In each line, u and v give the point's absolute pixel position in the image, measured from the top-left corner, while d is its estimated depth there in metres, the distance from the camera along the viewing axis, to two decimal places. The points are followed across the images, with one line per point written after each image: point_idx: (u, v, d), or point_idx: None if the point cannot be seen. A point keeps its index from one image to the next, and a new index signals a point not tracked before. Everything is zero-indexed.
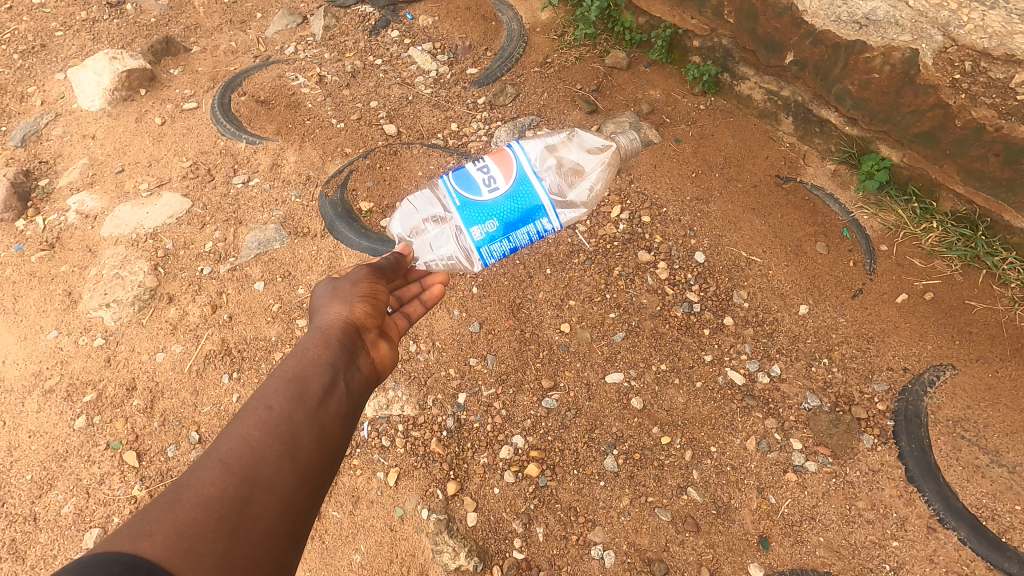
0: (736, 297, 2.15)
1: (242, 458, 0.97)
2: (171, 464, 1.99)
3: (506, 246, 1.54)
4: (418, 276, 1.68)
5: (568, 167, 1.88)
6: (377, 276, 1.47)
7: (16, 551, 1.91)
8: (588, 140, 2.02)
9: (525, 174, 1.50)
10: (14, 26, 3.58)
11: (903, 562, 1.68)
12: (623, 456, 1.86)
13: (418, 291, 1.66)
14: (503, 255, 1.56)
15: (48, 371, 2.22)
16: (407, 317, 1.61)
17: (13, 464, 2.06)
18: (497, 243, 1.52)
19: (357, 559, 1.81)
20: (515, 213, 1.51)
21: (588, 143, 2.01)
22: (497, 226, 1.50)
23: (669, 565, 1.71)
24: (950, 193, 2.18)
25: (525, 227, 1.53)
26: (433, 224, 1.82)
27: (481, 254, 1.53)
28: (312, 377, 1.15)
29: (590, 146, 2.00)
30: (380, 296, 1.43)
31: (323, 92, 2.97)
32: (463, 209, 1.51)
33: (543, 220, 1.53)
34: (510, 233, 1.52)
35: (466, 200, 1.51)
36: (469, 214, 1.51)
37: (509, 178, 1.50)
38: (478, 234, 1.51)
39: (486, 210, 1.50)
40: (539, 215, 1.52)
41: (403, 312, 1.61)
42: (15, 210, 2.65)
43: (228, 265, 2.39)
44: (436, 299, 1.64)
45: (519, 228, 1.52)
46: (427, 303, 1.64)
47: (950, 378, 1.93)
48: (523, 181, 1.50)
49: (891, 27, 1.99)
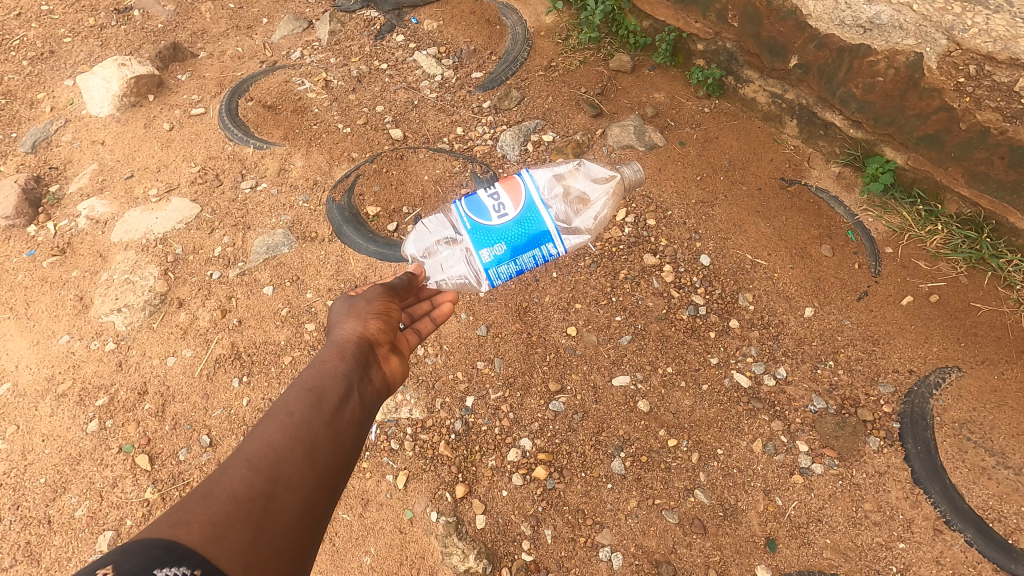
0: (741, 300, 2.16)
1: (266, 458, 0.99)
2: (182, 467, 2.01)
3: (512, 269, 1.55)
4: (428, 295, 1.71)
5: (573, 198, 1.89)
6: (390, 294, 1.51)
7: (31, 553, 1.93)
8: (596, 168, 2.01)
9: (533, 202, 1.52)
10: (23, 33, 3.62)
11: (910, 564, 1.68)
12: (630, 459, 1.88)
13: (428, 308, 1.69)
14: (510, 277, 1.57)
15: (60, 375, 2.24)
16: (417, 333, 1.63)
17: (27, 468, 2.08)
18: (504, 265, 1.54)
19: (367, 561, 1.82)
20: (522, 238, 1.52)
21: (594, 172, 2.00)
22: (505, 250, 1.52)
23: (676, 566, 1.72)
24: (955, 195, 2.18)
25: (531, 251, 1.54)
26: (445, 245, 1.83)
27: (488, 276, 1.54)
28: (329, 387, 1.17)
29: (597, 175, 1.99)
30: (393, 312, 1.46)
31: (329, 97, 2.99)
32: (473, 232, 1.53)
33: (549, 245, 1.54)
34: (517, 257, 1.53)
35: (475, 223, 1.52)
36: (479, 237, 1.53)
37: (518, 207, 1.52)
38: (486, 257, 1.52)
39: (495, 233, 1.52)
40: (546, 240, 1.53)
41: (412, 328, 1.64)
42: (27, 216, 2.68)
43: (237, 269, 2.41)
44: (446, 317, 1.68)
45: (525, 252, 1.54)
46: (437, 321, 1.67)
47: (955, 380, 1.94)
48: (530, 208, 1.52)
49: (896, 31, 2.02)
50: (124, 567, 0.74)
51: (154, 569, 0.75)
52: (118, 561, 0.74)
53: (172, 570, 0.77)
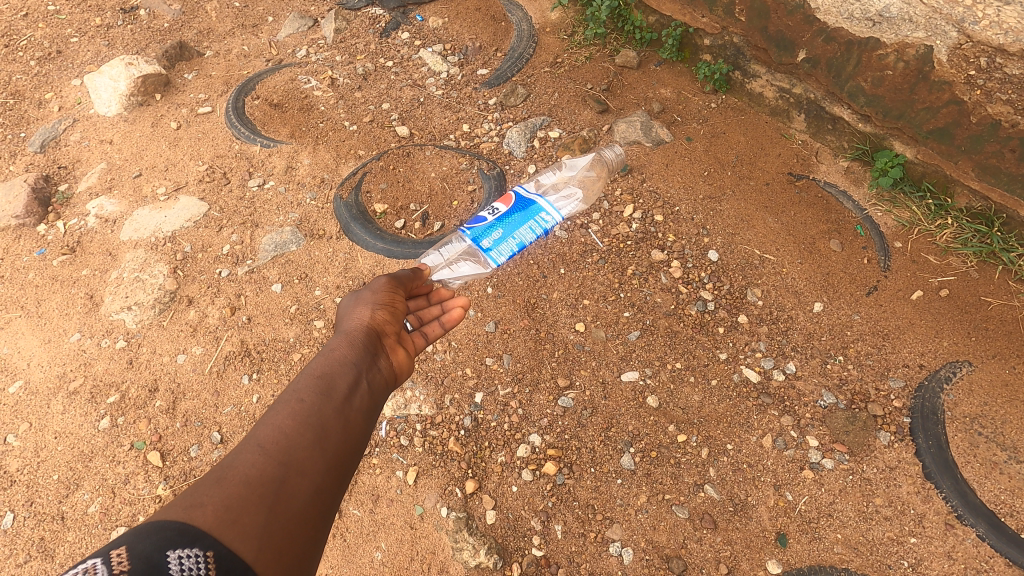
0: (750, 295, 2.16)
1: (278, 444, 1.01)
2: (193, 463, 2.02)
3: (513, 246, 1.78)
4: (440, 300, 1.71)
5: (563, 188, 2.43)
6: (396, 285, 1.52)
7: (45, 549, 1.94)
8: (579, 160, 2.55)
9: (521, 195, 1.86)
10: (30, 33, 3.63)
11: (922, 558, 1.67)
12: (639, 454, 1.88)
13: (438, 312, 1.68)
14: (514, 254, 1.78)
15: (72, 373, 2.26)
16: (425, 335, 1.61)
17: (40, 464, 2.10)
18: (505, 243, 1.78)
19: (378, 556, 1.82)
20: (517, 219, 1.81)
21: (575, 164, 2.54)
22: (503, 232, 1.79)
23: (687, 562, 1.71)
24: (965, 189, 2.18)
25: (526, 225, 1.80)
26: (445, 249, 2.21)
27: (491, 255, 1.76)
28: (339, 375, 1.19)
29: (581, 168, 2.52)
30: (399, 305, 1.48)
31: (335, 95, 3.00)
32: (472, 232, 1.82)
33: (542, 217, 1.81)
34: (515, 233, 1.79)
35: (472, 227, 1.83)
36: (478, 233, 1.81)
37: (508, 206, 1.84)
38: (487, 242, 1.78)
39: (491, 224, 1.81)
40: (538, 214, 1.81)
41: (420, 330, 1.62)
42: (37, 214, 2.70)
43: (245, 267, 2.42)
44: (455, 322, 1.64)
45: (522, 227, 1.80)
46: (446, 324, 1.64)
47: (966, 374, 1.93)
48: (520, 199, 1.85)
49: (905, 24, 1.99)
50: (138, 547, 0.77)
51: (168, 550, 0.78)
52: (131, 542, 0.78)
53: (184, 552, 0.80)
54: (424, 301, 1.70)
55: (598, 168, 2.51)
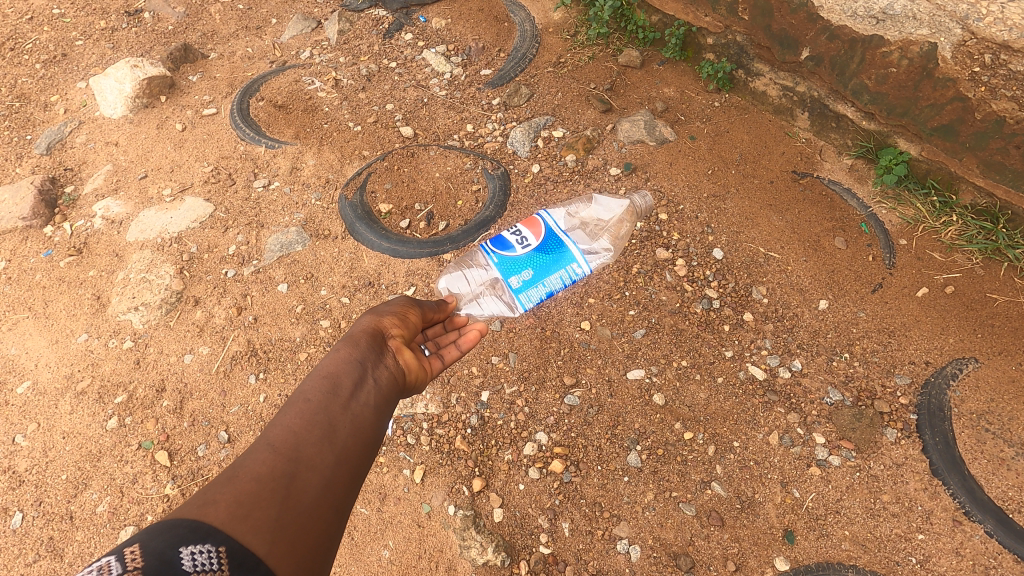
0: (755, 293, 2.16)
1: (287, 441, 1.03)
2: (202, 462, 2.03)
3: (541, 292, 1.86)
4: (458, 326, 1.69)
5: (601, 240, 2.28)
6: (409, 299, 1.52)
7: (54, 548, 1.95)
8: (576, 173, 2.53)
9: (554, 234, 1.92)
10: (35, 36, 3.65)
11: (930, 555, 1.67)
12: (645, 452, 1.88)
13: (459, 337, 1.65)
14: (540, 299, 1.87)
15: (79, 373, 2.27)
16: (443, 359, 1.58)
17: (48, 464, 2.10)
18: (533, 288, 1.86)
19: (386, 555, 1.83)
20: (547, 263, 1.87)
21: (607, 207, 2.42)
22: (531, 275, 1.86)
23: (694, 559, 1.71)
24: (970, 186, 2.18)
25: (556, 273, 1.87)
26: (473, 275, 2.20)
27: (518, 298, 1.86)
28: (345, 372, 1.19)
29: (611, 208, 2.41)
30: (411, 317, 1.46)
31: (339, 96, 3.01)
32: (501, 263, 1.90)
33: (573, 266, 1.88)
34: (544, 279, 1.86)
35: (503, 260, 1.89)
36: (507, 267, 1.88)
37: (541, 245, 1.89)
38: (515, 282, 1.86)
39: (520, 262, 1.87)
40: (570, 262, 1.87)
41: (439, 355, 1.59)
42: (43, 217, 2.71)
43: (251, 267, 2.43)
44: (472, 345, 1.61)
45: (551, 274, 1.87)
46: (464, 348, 1.61)
47: (973, 370, 1.93)
48: (551, 239, 1.92)
49: (908, 21, 2.00)
50: (150, 545, 0.78)
51: (179, 547, 0.79)
52: (144, 540, 0.78)
53: (197, 548, 0.80)
54: (442, 329, 1.68)
55: (597, 174, 2.52)
